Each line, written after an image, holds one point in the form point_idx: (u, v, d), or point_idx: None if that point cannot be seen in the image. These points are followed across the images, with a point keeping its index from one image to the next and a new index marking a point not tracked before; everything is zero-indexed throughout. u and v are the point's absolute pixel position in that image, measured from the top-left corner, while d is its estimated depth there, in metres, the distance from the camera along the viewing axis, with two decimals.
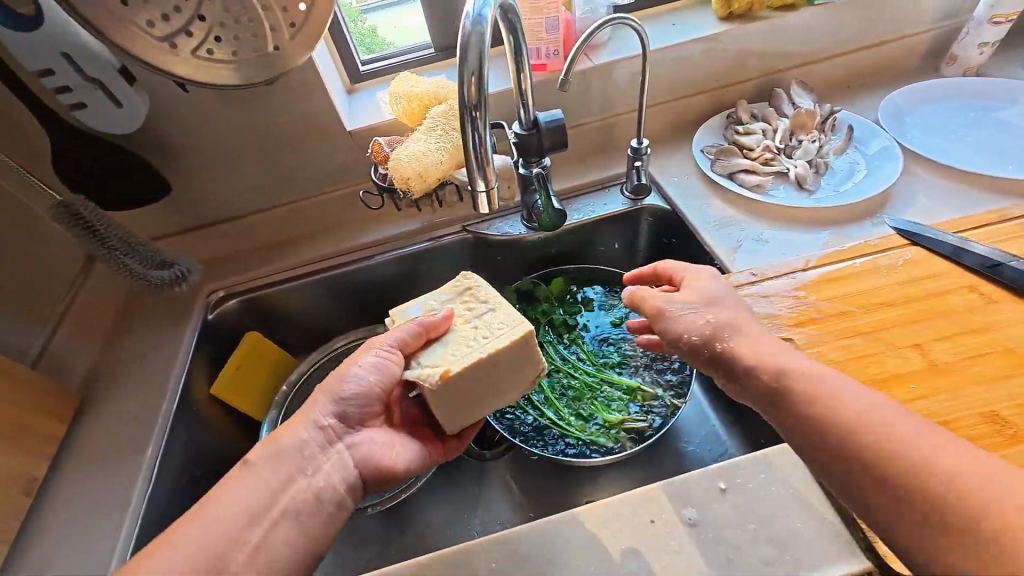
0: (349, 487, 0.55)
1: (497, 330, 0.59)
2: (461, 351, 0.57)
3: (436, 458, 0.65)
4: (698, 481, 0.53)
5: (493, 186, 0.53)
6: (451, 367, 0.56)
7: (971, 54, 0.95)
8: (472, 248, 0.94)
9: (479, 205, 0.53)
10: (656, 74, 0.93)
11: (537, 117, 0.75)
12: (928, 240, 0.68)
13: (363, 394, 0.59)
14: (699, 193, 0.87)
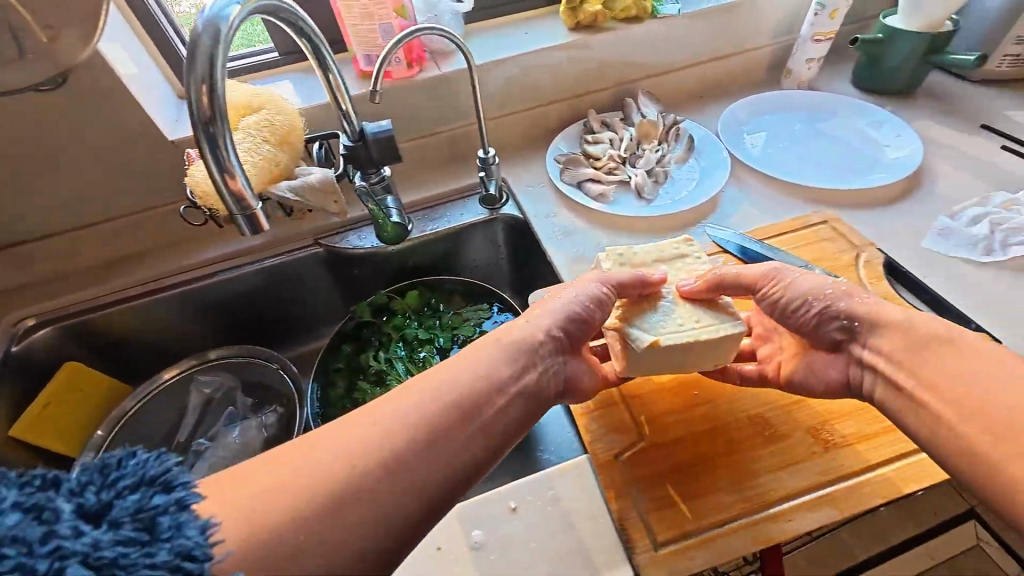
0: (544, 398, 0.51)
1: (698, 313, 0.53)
2: (704, 317, 0.52)
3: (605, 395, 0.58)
4: (490, 499, 0.53)
5: (258, 206, 0.49)
6: (661, 337, 0.50)
7: (803, 68, 1.02)
8: (325, 263, 0.91)
9: (241, 226, 0.49)
10: (508, 83, 0.93)
11: (362, 128, 0.72)
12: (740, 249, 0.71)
13: (583, 317, 0.55)
14: (548, 202, 0.88)
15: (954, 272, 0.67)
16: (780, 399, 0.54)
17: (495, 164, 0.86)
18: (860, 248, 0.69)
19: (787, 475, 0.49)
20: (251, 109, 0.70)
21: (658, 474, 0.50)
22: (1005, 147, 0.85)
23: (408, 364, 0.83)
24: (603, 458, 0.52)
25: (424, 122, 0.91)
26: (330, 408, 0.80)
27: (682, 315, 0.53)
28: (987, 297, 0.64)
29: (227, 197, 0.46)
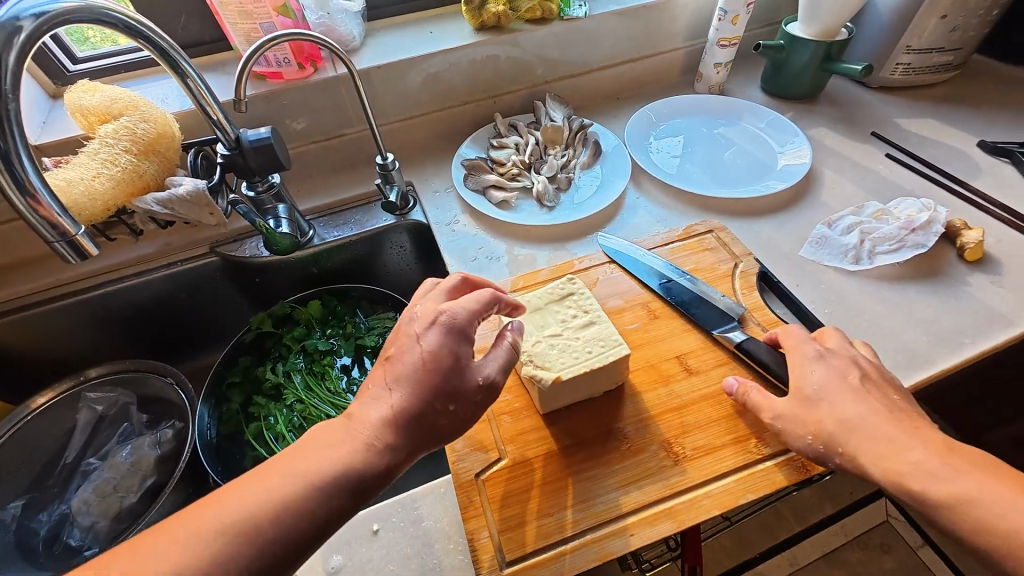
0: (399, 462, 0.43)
1: (594, 348, 0.54)
2: (596, 345, 0.55)
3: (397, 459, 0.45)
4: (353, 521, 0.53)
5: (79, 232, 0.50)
6: (563, 372, 0.52)
7: (712, 72, 1.03)
8: (224, 271, 0.86)
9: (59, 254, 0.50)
10: (411, 85, 0.91)
11: (239, 136, 0.69)
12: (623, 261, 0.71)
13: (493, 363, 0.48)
14: (453, 209, 0.87)
15: (822, 280, 0.71)
16: (639, 414, 0.56)
17: (395, 169, 0.82)
18: (739, 258, 0.71)
19: (632, 491, 0.50)
20: (112, 116, 0.66)
21: (512, 493, 0.51)
22: (888, 154, 0.89)
23: (306, 377, 0.81)
24: (465, 479, 0.52)
25: (325, 124, 0.88)
26: (219, 424, 0.77)
27: (574, 345, 0.55)
28: (847, 305, 0.68)
29: (36, 223, 0.47)
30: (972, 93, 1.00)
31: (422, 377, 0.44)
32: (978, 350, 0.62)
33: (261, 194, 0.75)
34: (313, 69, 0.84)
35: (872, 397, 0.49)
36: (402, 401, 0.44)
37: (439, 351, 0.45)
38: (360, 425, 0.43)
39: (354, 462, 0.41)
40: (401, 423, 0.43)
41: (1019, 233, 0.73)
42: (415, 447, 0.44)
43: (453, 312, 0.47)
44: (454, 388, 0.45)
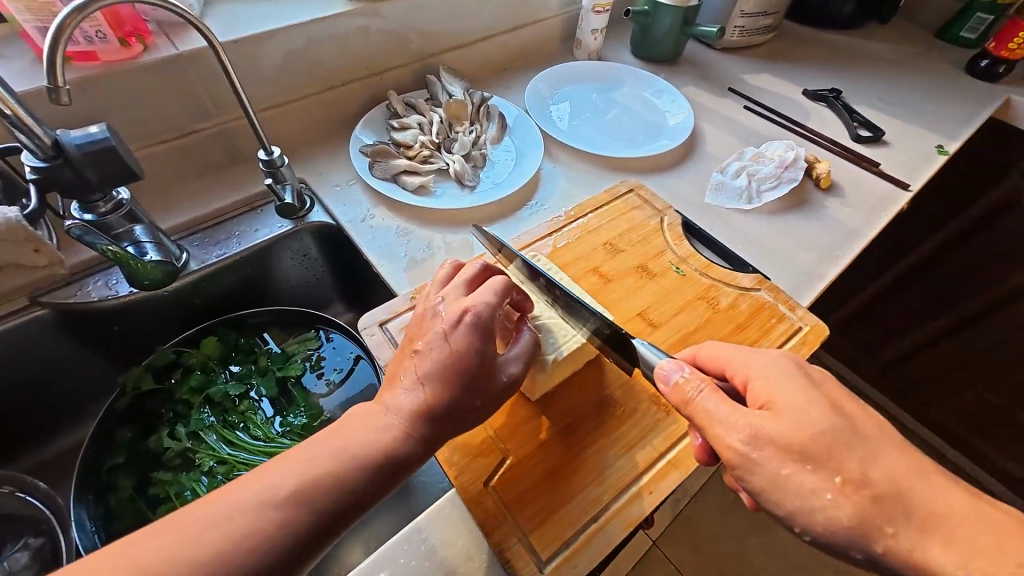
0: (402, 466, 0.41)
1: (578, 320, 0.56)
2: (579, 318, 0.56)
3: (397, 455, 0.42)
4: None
5: None
6: (560, 351, 0.52)
7: (589, 39, 1.06)
8: (61, 326, 0.64)
9: None
10: (279, 64, 0.76)
11: (57, 138, 0.50)
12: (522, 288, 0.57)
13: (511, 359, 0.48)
14: (362, 203, 0.77)
15: (727, 222, 0.79)
16: (622, 376, 0.57)
17: (284, 165, 0.69)
18: (662, 212, 0.75)
19: (639, 451, 0.51)
20: None
21: (528, 490, 0.48)
22: (745, 106, 1.03)
23: (221, 431, 0.66)
24: (475, 490, 0.48)
25: (173, 117, 0.69)
26: (109, 523, 0.59)
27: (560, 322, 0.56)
28: (751, 241, 0.77)
29: None
30: (787, 51, 1.20)
31: (451, 374, 0.44)
32: (847, 260, 0.76)
33: (105, 216, 0.57)
34: (142, 47, 0.65)
35: (806, 423, 0.41)
36: (434, 396, 0.43)
37: (471, 347, 0.44)
38: (394, 413, 0.43)
39: (389, 453, 0.41)
40: (432, 417, 0.43)
41: (847, 161, 0.91)
42: (441, 439, 0.44)
43: (482, 303, 0.46)
44: (480, 387, 0.45)
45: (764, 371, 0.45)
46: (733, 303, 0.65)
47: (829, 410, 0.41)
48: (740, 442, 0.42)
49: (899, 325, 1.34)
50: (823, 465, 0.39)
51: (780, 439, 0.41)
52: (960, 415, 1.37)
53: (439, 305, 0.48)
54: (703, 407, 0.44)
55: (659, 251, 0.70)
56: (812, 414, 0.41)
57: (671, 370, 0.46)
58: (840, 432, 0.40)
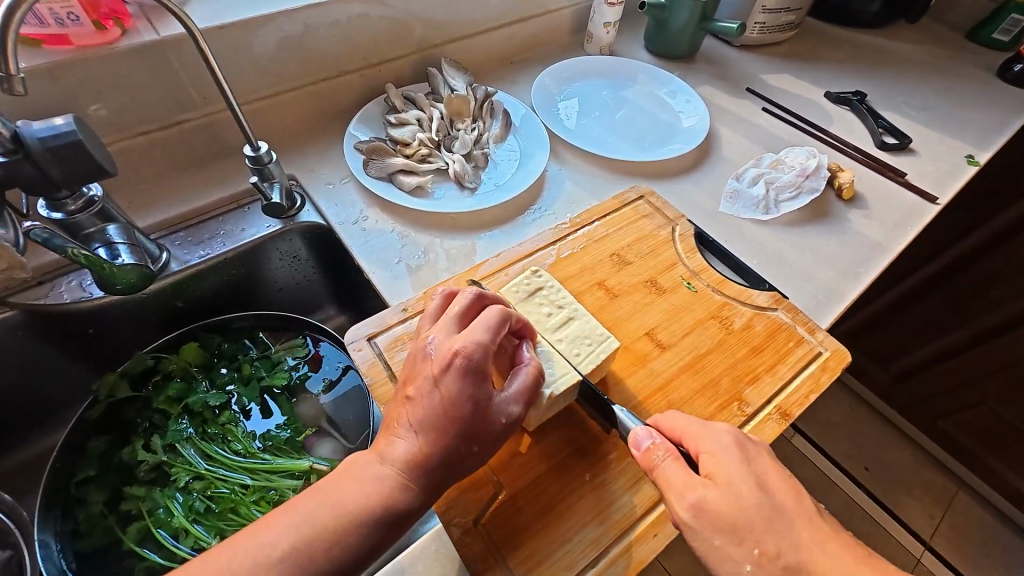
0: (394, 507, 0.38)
1: (584, 348, 0.51)
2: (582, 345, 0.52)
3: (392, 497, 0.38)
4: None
5: None
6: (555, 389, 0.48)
7: (601, 32, 1.01)
8: (31, 329, 0.60)
9: None
10: (271, 52, 0.71)
11: (19, 131, 0.46)
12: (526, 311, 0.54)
13: (513, 398, 0.43)
14: (355, 203, 0.73)
15: (743, 233, 0.75)
16: (627, 402, 0.53)
17: (272, 162, 0.65)
18: (674, 221, 0.71)
19: (644, 486, 0.47)
20: None
21: (524, 528, 0.44)
22: (764, 108, 0.97)
23: (200, 444, 0.62)
24: (465, 530, 0.44)
25: (154, 107, 0.65)
26: (76, 541, 0.55)
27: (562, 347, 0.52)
28: (769, 254, 0.72)
29: None
30: (809, 50, 1.14)
31: (445, 423, 0.40)
32: (870, 277, 0.71)
33: (74, 215, 0.52)
34: (120, 32, 0.60)
35: (739, 499, 0.39)
36: (427, 446, 0.40)
37: (464, 393, 0.40)
38: (388, 465, 0.40)
39: (386, 503, 0.38)
40: (427, 459, 0.39)
41: (871, 170, 0.86)
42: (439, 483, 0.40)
43: (472, 342, 0.41)
44: (476, 431, 0.40)
45: (719, 445, 0.42)
46: (748, 324, 0.61)
47: (757, 487, 0.40)
48: (684, 512, 0.40)
49: (912, 338, 1.30)
50: (745, 537, 0.38)
51: (716, 514, 0.39)
52: (970, 431, 1.33)
53: (429, 344, 0.44)
54: (664, 476, 0.42)
55: (669, 264, 0.66)
56: (744, 493, 0.39)
57: (641, 435, 0.44)
58: (763, 511, 0.39)
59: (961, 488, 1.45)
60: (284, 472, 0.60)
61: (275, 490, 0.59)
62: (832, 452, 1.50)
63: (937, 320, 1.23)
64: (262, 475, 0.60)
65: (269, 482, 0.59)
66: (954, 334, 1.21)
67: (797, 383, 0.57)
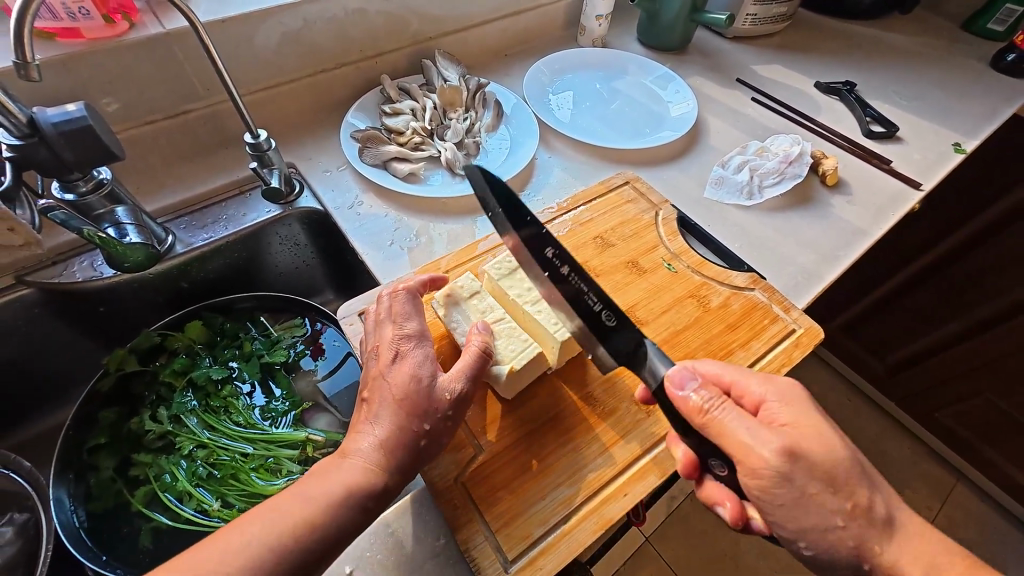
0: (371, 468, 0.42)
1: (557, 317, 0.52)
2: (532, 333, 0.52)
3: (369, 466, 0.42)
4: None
5: None
6: (515, 362, 0.50)
7: (593, 25, 1.03)
8: (46, 307, 0.65)
9: None
10: (272, 46, 0.75)
11: (33, 116, 0.49)
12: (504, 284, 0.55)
13: (458, 374, 0.47)
14: (351, 190, 0.76)
15: (727, 218, 0.77)
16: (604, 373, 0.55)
17: (271, 149, 0.68)
18: (657, 206, 0.73)
19: (617, 451, 0.50)
20: None
21: (504, 486, 0.47)
22: (753, 98, 0.99)
23: (203, 415, 0.66)
24: (445, 486, 0.47)
25: (160, 97, 0.68)
26: (88, 503, 0.59)
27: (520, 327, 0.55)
28: (750, 238, 0.74)
29: None
30: (802, 41, 1.16)
31: (397, 404, 0.44)
32: (850, 260, 0.73)
33: (85, 196, 0.56)
34: (128, 25, 0.63)
35: (827, 445, 0.41)
36: (385, 428, 0.43)
37: (407, 374, 0.45)
38: (352, 458, 0.42)
39: (355, 480, 0.41)
40: (394, 429, 0.43)
41: (857, 158, 0.87)
42: (407, 462, 0.43)
43: (407, 329, 0.48)
44: (427, 409, 0.44)
45: (785, 394, 0.45)
46: (724, 302, 0.63)
47: (840, 437, 0.42)
48: (769, 454, 0.40)
49: (907, 328, 1.31)
50: (841, 490, 0.40)
51: (807, 457, 0.40)
52: (968, 423, 1.34)
53: (374, 347, 0.48)
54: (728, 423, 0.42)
55: (651, 246, 0.68)
56: (823, 434, 0.42)
57: (686, 379, 0.44)
58: (845, 458, 0.42)
59: (960, 480, 1.46)
60: (282, 441, 0.64)
61: (273, 458, 0.63)
62: None
63: (932, 310, 1.24)
64: (262, 445, 0.64)
65: (268, 451, 0.63)
66: (950, 325, 1.22)
67: (769, 357, 0.59)
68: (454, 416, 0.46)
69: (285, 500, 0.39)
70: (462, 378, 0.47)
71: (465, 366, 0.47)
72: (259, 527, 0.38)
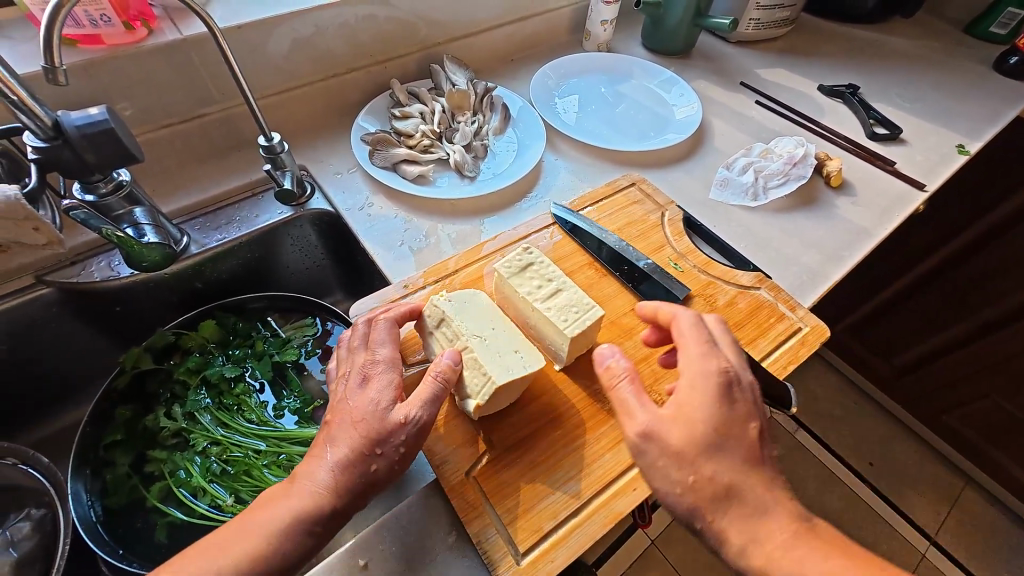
0: (320, 492, 0.44)
1: (573, 314, 0.52)
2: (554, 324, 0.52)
3: (317, 490, 0.44)
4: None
5: None
6: (479, 400, 0.49)
7: (598, 30, 1.05)
8: (64, 306, 0.66)
9: None
10: (284, 52, 0.76)
11: (58, 120, 0.51)
12: (514, 284, 0.55)
13: (414, 399, 0.47)
14: (362, 191, 0.77)
15: (732, 218, 0.78)
16: None
17: (284, 152, 0.69)
18: (663, 207, 0.74)
19: (624, 448, 0.51)
20: None
21: (511, 483, 0.48)
22: (757, 100, 1.00)
23: (217, 413, 0.67)
24: (457, 479, 0.48)
25: (177, 102, 0.70)
26: (105, 498, 0.60)
27: (494, 348, 0.52)
28: (756, 238, 0.75)
29: None
30: (804, 45, 1.17)
31: (354, 432, 0.45)
32: (854, 260, 0.73)
33: (105, 197, 0.57)
34: (147, 31, 0.65)
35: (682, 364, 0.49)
36: (336, 453, 0.45)
37: (369, 400, 0.47)
38: (306, 480, 0.44)
39: (305, 504, 0.43)
40: (344, 455, 0.45)
41: (860, 159, 0.88)
42: (356, 488, 0.44)
43: (378, 355, 0.50)
44: (379, 434, 0.45)
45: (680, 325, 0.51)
46: (730, 301, 0.64)
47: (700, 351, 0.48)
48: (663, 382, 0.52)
49: (912, 330, 1.31)
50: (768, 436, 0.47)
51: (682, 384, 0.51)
52: (974, 424, 1.34)
53: (345, 372, 0.51)
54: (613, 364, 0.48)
55: (658, 246, 0.69)
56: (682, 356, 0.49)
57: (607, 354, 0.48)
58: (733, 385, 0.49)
59: (968, 484, 1.45)
60: (294, 439, 0.65)
61: (286, 455, 0.64)
62: (836, 447, 1.49)
63: (939, 312, 1.24)
64: (275, 443, 0.65)
65: (281, 449, 0.64)
66: (956, 326, 1.22)
67: (776, 354, 0.60)
68: (409, 444, 0.46)
69: (252, 524, 0.42)
70: (419, 405, 0.47)
71: (424, 391, 0.47)
72: (212, 552, 0.41)
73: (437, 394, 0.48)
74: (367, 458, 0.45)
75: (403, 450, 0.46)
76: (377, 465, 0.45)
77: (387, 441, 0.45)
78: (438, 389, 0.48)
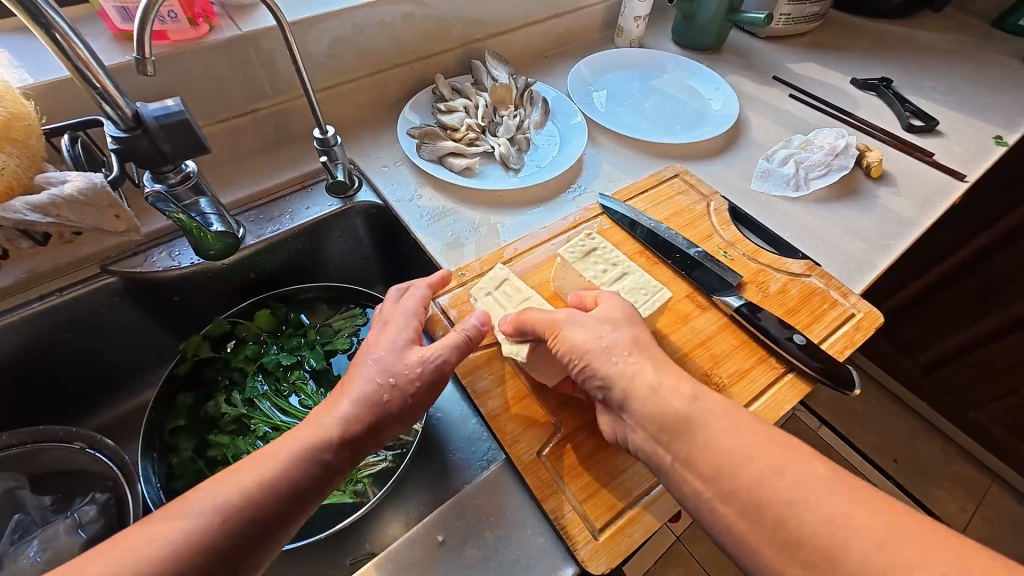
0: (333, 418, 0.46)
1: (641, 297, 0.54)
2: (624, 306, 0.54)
3: (333, 415, 0.46)
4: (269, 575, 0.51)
5: None
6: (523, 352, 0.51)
7: (631, 26, 1.06)
8: (125, 295, 0.68)
9: None
10: (332, 47, 0.78)
11: (137, 111, 0.52)
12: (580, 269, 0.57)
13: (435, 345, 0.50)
14: (409, 184, 0.78)
15: (775, 209, 0.78)
16: (673, 355, 0.57)
17: (337, 145, 0.71)
18: (708, 197, 0.75)
19: None
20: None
21: (583, 461, 0.49)
22: (790, 94, 1.01)
23: (276, 399, 0.68)
24: (529, 460, 0.49)
25: (233, 97, 0.72)
26: (172, 480, 0.62)
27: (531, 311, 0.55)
28: (800, 227, 0.76)
29: None
30: (833, 40, 1.18)
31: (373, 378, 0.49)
32: (900, 248, 0.74)
33: (174, 187, 0.59)
34: (208, 28, 0.67)
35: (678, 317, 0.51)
36: (357, 384, 0.48)
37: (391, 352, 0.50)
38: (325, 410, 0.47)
39: (320, 428, 0.45)
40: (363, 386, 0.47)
41: (898, 151, 0.89)
42: (368, 421, 0.46)
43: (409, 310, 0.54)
44: (398, 369, 0.48)
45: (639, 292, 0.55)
46: (783, 287, 0.64)
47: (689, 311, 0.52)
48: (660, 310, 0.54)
49: (939, 326, 1.31)
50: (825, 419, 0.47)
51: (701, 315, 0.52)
52: (1003, 420, 1.33)
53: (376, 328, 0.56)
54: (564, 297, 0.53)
55: (706, 235, 0.70)
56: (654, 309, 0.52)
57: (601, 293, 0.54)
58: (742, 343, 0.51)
59: (996, 482, 1.44)
60: None
61: None
62: (860, 445, 1.48)
63: (969, 305, 1.23)
64: None
65: None
66: (983, 321, 1.22)
67: (833, 339, 0.60)
68: (423, 387, 0.49)
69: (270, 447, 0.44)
70: (439, 352, 0.50)
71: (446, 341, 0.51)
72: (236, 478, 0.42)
73: (457, 345, 0.51)
74: (385, 396, 0.47)
75: (417, 392, 0.48)
76: (392, 404, 0.47)
77: (406, 382, 0.48)
78: (458, 340, 0.51)
